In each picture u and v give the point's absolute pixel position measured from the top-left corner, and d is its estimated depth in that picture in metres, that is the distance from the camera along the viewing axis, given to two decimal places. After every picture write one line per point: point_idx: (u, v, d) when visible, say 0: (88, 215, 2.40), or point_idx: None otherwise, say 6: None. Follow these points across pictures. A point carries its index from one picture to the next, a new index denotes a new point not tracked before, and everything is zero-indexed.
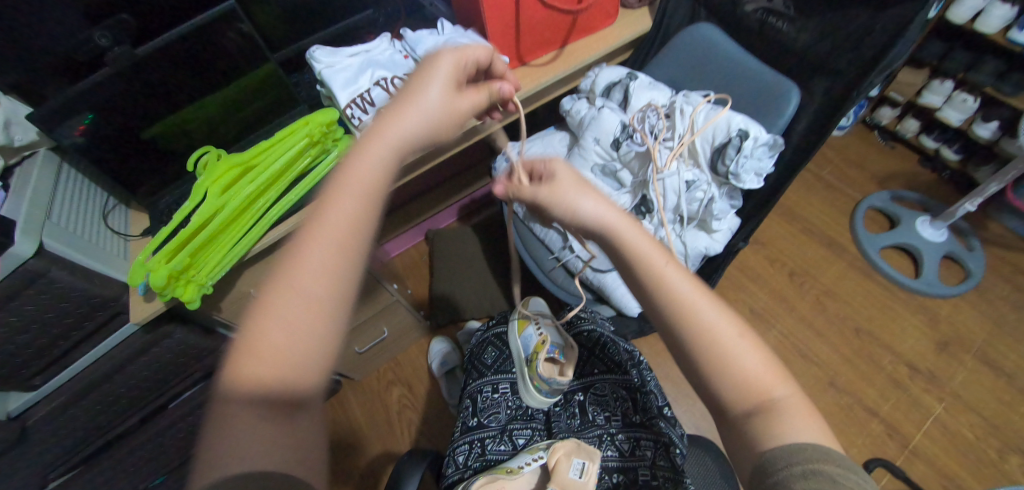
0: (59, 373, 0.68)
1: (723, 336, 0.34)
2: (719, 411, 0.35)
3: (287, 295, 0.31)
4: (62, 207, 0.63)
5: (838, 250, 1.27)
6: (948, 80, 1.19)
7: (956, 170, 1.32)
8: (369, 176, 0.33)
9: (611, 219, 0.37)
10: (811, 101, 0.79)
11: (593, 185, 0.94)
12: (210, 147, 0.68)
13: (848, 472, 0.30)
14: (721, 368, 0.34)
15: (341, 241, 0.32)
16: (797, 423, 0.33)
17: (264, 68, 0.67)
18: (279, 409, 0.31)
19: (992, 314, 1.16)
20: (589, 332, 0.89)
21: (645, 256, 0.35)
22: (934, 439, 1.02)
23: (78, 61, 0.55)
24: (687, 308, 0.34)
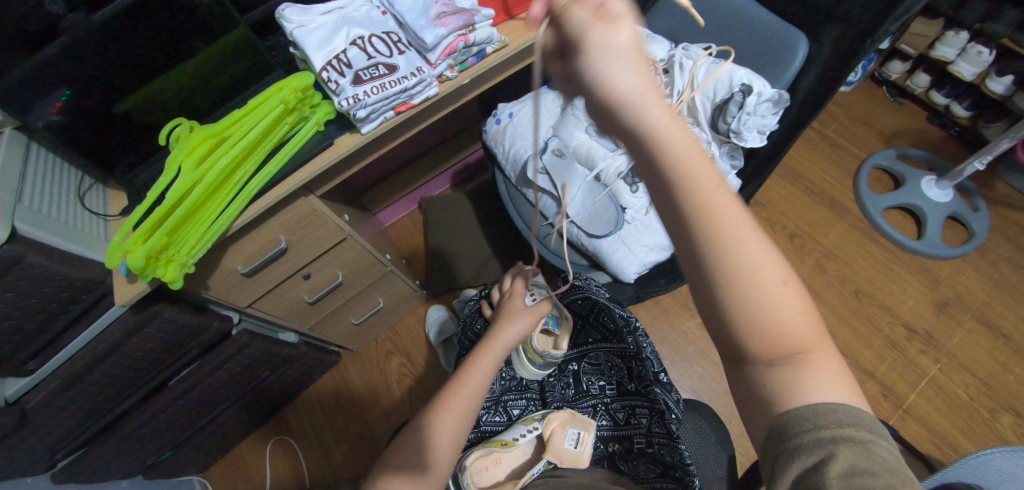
0: (56, 354, 0.66)
1: (766, 285, 0.30)
2: (737, 360, 0.32)
3: (458, 390, 0.61)
4: (34, 186, 0.59)
5: (841, 212, 1.23)
6: (962, 32, 1.11)
7: (965, 127, 1.26)
8: (492, 359, 0.64)
9: (656, 116, 0.30)
10: (820, 54, 0.73)
11: (588, 146, 0.89)
12: (183, 118, 0.62)
13: (877, 436, 0.28)
14: (756, 320, 0.30)
15: (485, 363, 0.64)
16: (825, 380, 0.30)
17: (238, 32, 0.61)
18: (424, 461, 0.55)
19: (994, 275, 1.13)
20: (583, 299, 0.85)
21: (689, 173, 0.30)
22: (929, 400, 1.02)
23: (30, 32, 0.48)
24: (731, 243, 0.30)
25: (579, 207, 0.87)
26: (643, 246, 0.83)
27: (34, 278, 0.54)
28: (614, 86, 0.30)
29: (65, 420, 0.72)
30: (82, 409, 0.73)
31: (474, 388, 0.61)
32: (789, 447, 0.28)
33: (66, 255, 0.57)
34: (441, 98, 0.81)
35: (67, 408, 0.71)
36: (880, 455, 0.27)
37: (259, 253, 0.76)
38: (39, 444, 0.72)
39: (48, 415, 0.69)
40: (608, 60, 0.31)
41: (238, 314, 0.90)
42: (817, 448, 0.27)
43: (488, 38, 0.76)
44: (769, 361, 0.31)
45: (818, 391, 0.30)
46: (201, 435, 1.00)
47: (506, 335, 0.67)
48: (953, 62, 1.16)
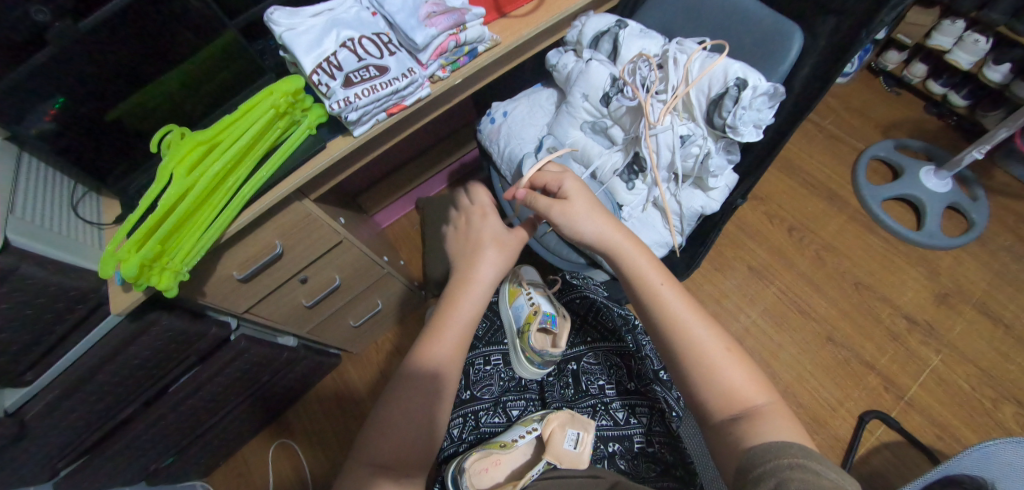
0: (52, 366, 0.65)
1: (710, 353, 0.44)
2: (707, 415, 0.43)
3: (446, 336, 0.53)
4: (26, 197, 0.58)
5: (840, 204, 1.22)
6: (958, 20, 1.10)
7: (963, 116, 1.25)
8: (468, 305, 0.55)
9: (616, 245, 0.50)
10: (815, 46, 0.72)
11: (583, 143, 0.89)
12: (173, 124, 0.61)
13: (829, 465, 0.32)
14: (709, 380, 0.43)
15: (457, 308, 0.54)
16: (775, 423, 0.40)
17: (227, 37, 0.61)
18: (420, 422, 0.49)
19: (995, 264, 1.12)
20: (581, 299, 0.86)
21: (643, 277, 0.49)
22: (932, 392, 1.01)
23: (16, 42, 0.47)
24: (678, 324, 0.46)
25: None
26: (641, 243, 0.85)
27: (28, 289, 0.54)
28: (581, 234, 0.51)
29: (63, 430, 0.72)
30: (81, 419, 0.73)
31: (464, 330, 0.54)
32: (752, 477, 0.34)
33: (61, 265, 0.56)
34: (434, 98, 0.80)
35: (65, 418, 0.70)
36: (830, 476, 0.31)
37: (254, 258, 0.75)
38: (39, 454, 0.72)
39: (47, 425, 0.68)
40: (574, 218, 0.51)
41: (235, 319, 0.89)
42: (774, 475, 0.32)
43: (480, 37, 0.75)
44: (727, 415, 0.41)
45: (770, 430, 0.39)
46: (203, 441, 1.00)
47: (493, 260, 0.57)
48: (950, 51, 1.15)
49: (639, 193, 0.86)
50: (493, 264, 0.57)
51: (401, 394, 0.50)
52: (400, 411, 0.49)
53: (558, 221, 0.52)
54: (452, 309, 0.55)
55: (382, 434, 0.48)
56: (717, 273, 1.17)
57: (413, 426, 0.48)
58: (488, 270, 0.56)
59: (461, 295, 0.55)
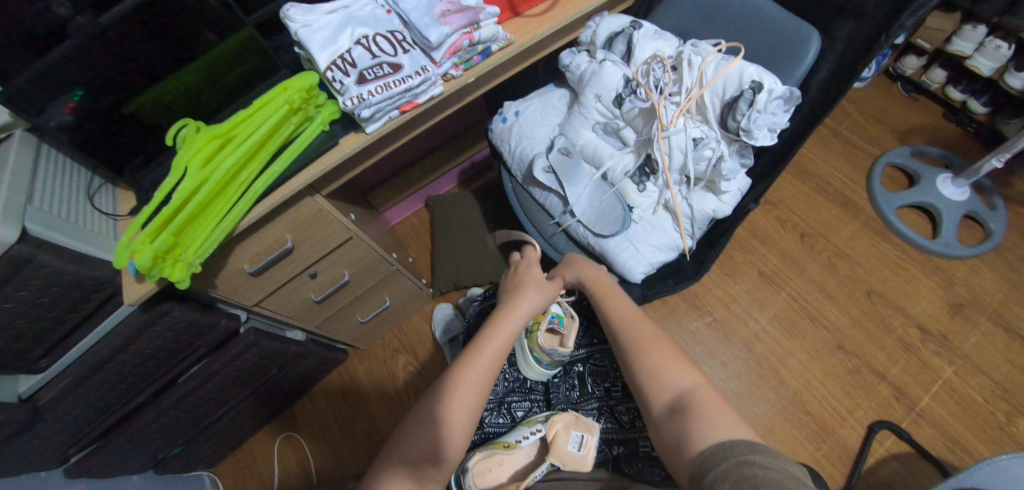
0: (67, 352, 0.66)
1: (659, 359, 0.52)
2: (660, 421, 0.48)
3: (482, 353, 0.55)
4: (45, 186, 0.59)
5: (853, 210, 1.20)
6: (980, 25, 1.08)
7: (982, 123, 1.23)
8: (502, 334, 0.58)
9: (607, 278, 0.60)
10: (833, 50, 0.71)
11: (595, 144, 0.88)
12: (190, 119, 0.62)
13: (769, 454, 0.37)
14: (657, 380, 0.50)
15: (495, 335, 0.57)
16: (717, 410, 0.45)
17: (244, 32, 0.61)
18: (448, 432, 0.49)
19: (1012, 275, 1.10)
20: (588, 299, 0.86)
21: (611, 309, 0.61)
22: (943, 403, 0.99)
23: (39, 34, 0.47)
24: (636, 338, 0.55)
25: (586, 206, 0.86)
26: (651, 247, 0.84)
27: (46, 278, 0.55)
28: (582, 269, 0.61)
29: (75, 417, 0.73)
30: (93, 406, 0.74)
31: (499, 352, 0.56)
32: (706, 479, 0.38)
33: (76, 255, 0.57)
34: (446, 97, 0.80)
35: (77, 405, 0.71)
36: (771, 464, 0.36)
37: (265, 252, 0.76)
38: (49, 441, 0.73)
39: (60, 412, 0.70)
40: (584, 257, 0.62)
41: (244, 312, 0.90)
42: (729, 475, 0.37)
43: (493, 36, 0.75)
44: (671, 413, 0.47)
45: (708, 419, 0.44)
46: (210, 432, 1.01)
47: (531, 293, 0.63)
48: (970, 57, 1.13)
49: (651, 195, 0.85)
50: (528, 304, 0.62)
51: (432, 404, 0.51)
52: (431, 420, 0.50)
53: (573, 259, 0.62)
54: (491, 331, 0.58)
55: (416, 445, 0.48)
56: (726, 277, 1.15)
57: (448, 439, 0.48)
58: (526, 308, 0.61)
59: (500, 323, 0.59)
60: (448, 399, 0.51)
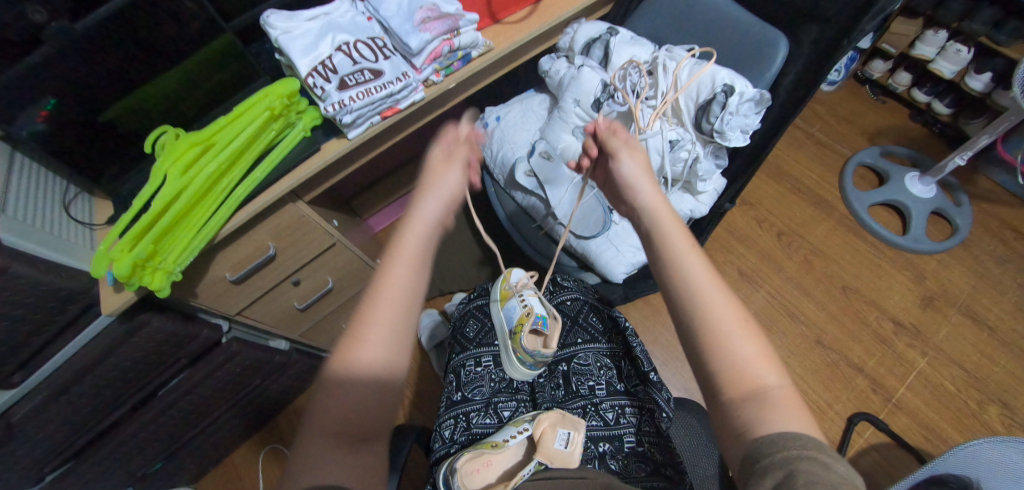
0: (41, 367, 0.64)
1: (734, 328, 0.36)
2: (711, 395, 0.36)
3: (388, 300, 0.40)
4: (17, 197, 0.58)
5: (828, 209, 1.25)
6: (942, 31, 1.13)
7: (947, 124, 1.28)
8: (417, 248, 0.44)
9: (655, 204, 0.45)
10: (800, 53, 0.73)
11: (575, 148, 0.90)
12: (169, 125, 0.63)
13: (836, 458, 0.29)
14: (721, 354, 0.36)
15: (409, 253, 0.43)
16: (788, 410, 0.33)
17: (224, 39, 0.62)
18: (373, 411, 0.38)
19: (978, 267, 1.15)
20: (571, 300, 0.87)
21: (669, 237, 0.42)
22: (919, 394, 1.03)
23: (16, 42, 0.47)
24: (700, 289, 0.38)
25: (567, 210, 0.87)
26: (631, 247, 0.86)
27: (19, 289, 0.53)
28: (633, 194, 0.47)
29: (51, 433, 0.71)
30: (67, 423, 0.72)
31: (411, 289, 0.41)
32: (757, 470, 0.30)
33: (51, 264, 0.56)
34: (427, 102, 0.81)
35: (51, 423, 0.70)
36: (837, 471, 0.28)
37: (246, 260, 0.76)
38: (27, 457, 0.72)
39: (30, 430, 0.67)
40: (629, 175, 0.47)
41: (226, 322, 0.89)
42: (781, 466, 0.29)
43: (473, 42, 0.77)
44: (737, 396, 0.34)
45: (778, 420, 0.32)
46: (192, 446, 0.99)
47: (439, 190, 0.47)
48: (934, 61, 1.19)
49: None
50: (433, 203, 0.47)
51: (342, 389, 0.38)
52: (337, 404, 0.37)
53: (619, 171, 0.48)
54: (398, 261, 0.42)
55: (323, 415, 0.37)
56: None
57: (369, 392, 0.38)
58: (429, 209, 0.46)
59: (408, 233, 0.44)
60: (349, 379, 0.38)
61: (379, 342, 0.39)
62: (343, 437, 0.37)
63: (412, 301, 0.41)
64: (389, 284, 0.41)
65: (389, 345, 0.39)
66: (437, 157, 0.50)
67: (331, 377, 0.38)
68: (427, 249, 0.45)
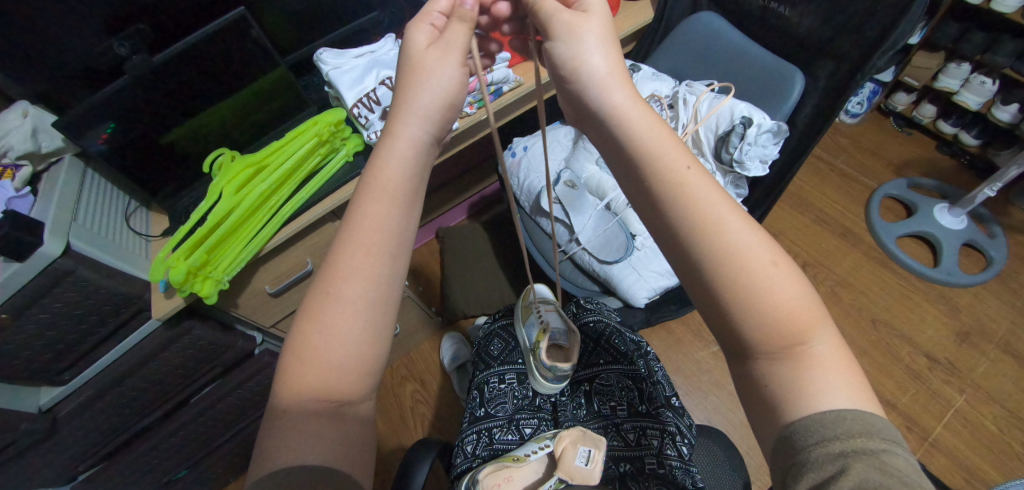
0: (89, 366, 0.70)
1: (748, 258, 0.31)
2: (740, 356, 0.32)
3: (351, 258, 0.35)
4: (88, 208, 0.65)
5: (853, 240, 1.25)
6: (964, 63, 1.16)
7: (976, 154, 1.30)
8: (394, 189, 0.38)
9: (615, 99, 0.37)
10: (816, 87, 0.77)
11: (598, 178, 0.97)
12: (225, 148, 0.71)
13: (890, 446, 0.27)
14: (751, 307, 0.31)
15: (386, 195, 0.37)
16: (830, 378, 0.30)
17: (278, 70, 0.71)
18: (346, 380, 0.35)
19: (1016, 303, 1.13)
20: (594, 322, 0.88)
21: (657, 152, 0.35)
22: (957, 433, 1.00)
23: (101, 70, 0.58)
24: (712, 226, 0.32)
25: (590, 234, 0.93)
26: (653, 272, 0.90)
27: (82, 291, 0.60)
28: (585, 68, 0.38)
29: (94, 429, 0.77)
30: (108, 420, 0.77)
31: (381, 243, 0.36)
32: (797, 462, 0.28)
33: (113, 271, 0.63)
34: (461, 132, 0.88)
35: (95, 418, 0.75)
36: (894, 468, 0.26)
37: (286, 274, 0.82)
38: (68, 450, 0.77)
39: (77, 424, 0.73)
40: (580, 42, 0.38)
41: (260, 334, 0.94)
42: (830, 462, 0.27)
43: (505, 77, 0.84)
44: (767, 358, 0.31)
45: (824, 395, 0.29)
46: (217, 455, 1.02)
47: (413, 112, 0.40)
48: (958, 92, 1.21)
49: None
50: (414, 125, 0.40)
51: (306, 353, 0.35)
52: (311, 374, 0.34)
53: (558, 35, 0.39)
54: (365, 208, 0.37)
55: (301, 379, 0.34)
56: None
57: (344, 353, 0.34)
58: (410, 135, 0.40)
59: (387, 173, 0.38)
60: (312, 344, 0.34)
61: (358, 300, 0.35)
62: (325, 405, 0.34)
63: (391, 246, 0.36)
64: (356, 239, 0.36)
65: (355, 309, 0.35)
66: (418, 59, 0.40)
67: (304, 337, 0.35)
68: (413, 191, 0.39)
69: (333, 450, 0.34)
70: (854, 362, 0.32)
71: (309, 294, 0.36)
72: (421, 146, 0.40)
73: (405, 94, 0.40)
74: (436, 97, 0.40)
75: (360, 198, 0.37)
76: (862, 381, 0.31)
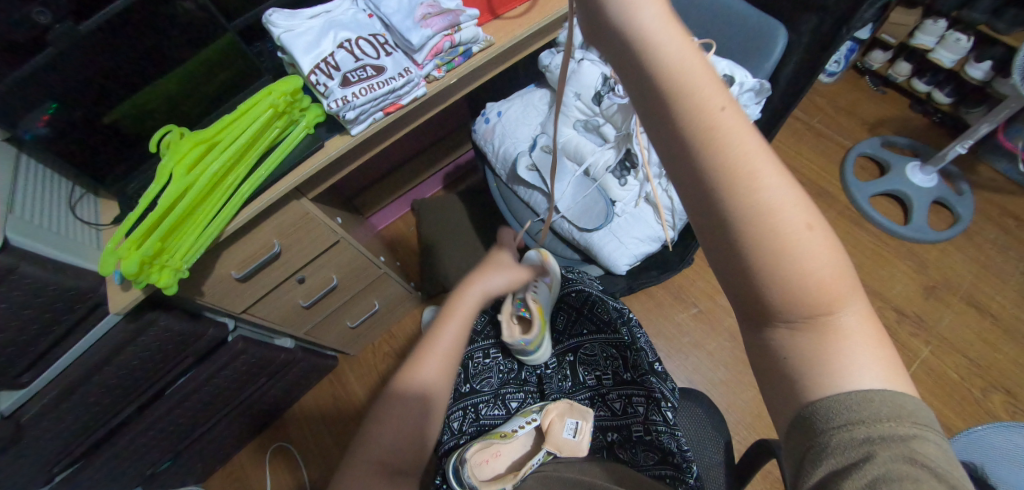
0: (53, 363, 0.64)
1: (784, 221, 0.26)
2: (760, 321, 0.29)
3: (434, 356, 0.59)
4: (23, 197, 0.58)
5: (829, 200, 1.25)
6: (940, 20, 1.14)
7: (947, 113, 1.29)
8: (468, 313, 0.63)
9: (643, 19, 0.27)
10: (799, 43, 0.72)
11: (576, 141, 0.93)
12: (173, 124, 0.63)
13: (923, 430, 0.25)
14: (778, 276, 0.27)
15: (465, 313, 0.63)
16: (857, 352, 0.27)
17: (228, 39, 0.63)
18: (406, 439, 0.53)
19: (980, 256, 1.15)
20: (577, 293, 0.85)
21: (692, 86, 0.28)
22: (922, 383, 1.03)
23: (18, 44, 0.48)
24: (743, 178, 0.27)
25: (569, 202, 0.89)
26: (635, 239, 0.87)
27: (25, 289, 0.54)
28: None
29: (59, 433, 0.71)
30: (75, 423, 0.72)
31: (451, 354, 0.59)
32: (816, 443, 0.27)
33: (61, 265, 0.56)
34: (429, 99, 0.81)
35: (60, 421, 0.70)
36: (926, 455, 0.24)
37: (252, 257, 0.75)
38: (33, 459, 0.71)
39: (39, 430, 0.68)
40: None
41: (232, 320, 0.88)
42: (853, 448, 0.25)
43: (474, 38, 0.76)
44: (791, 325, 0.28)
45: (851, 375, 0.27)
46: (197, 447, 0.98)
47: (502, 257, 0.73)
48: (933, 50, 1.19)
49: (631, 189, 0.91)
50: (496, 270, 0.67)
51: (393, 404, 0.54)
52: (390, 421, 0.53)
53: None
54: (452, 314, 0.63)
55: (386, 423, 0.53)
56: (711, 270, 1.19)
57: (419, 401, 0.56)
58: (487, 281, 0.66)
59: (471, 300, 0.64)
60: (401, 395, 0.55)
61: (437, 374, 0.58)
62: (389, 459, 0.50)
63: (456, 351, 0.60)
64: (439, 338, 0.60)
65: (429, 388, 0.56)
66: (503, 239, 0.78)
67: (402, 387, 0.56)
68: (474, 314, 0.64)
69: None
70: (882, 330, 0.29)
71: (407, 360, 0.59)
72: (487, 293, 0.66)
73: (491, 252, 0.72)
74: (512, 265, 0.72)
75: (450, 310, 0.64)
76: (891, 354, 0.28)
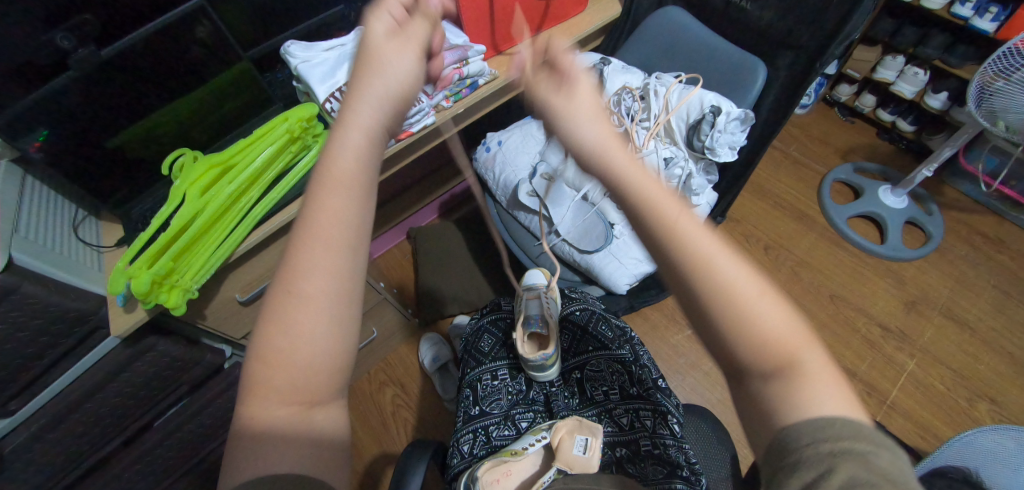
0: (35, 396, 0.60)
1: (725, 269, 0.29)
2: (732, 373, 0.30)
3: (308, 281, 0.33)
4: (30, 216, 0.59)
5: (809, 223, 1.32)
6: (899, 56, 1.26)
7: (912, 140, 1.40)
8: (350, 175, 0.35)
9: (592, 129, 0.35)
10: (777, 76, 0.80)
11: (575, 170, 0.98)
12: (185, 148, 0.66)
13: (879, 448, 0.25)
14: (729, 314, 0.29)
15: (343, 182, 0.35)
16: (818, 388, 0.28)
17: (241, 67, 0.66)
18: (308, 394, 0.33)
19: (954, 271, 1.23)
20: (581, 310, 0.89)
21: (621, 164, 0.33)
22: (911, 395, 1.08)
23: (40, 65, 0.51)
24: (676, 231, 0.30)
25: (569, 226, 0.94)
26: (633, 259, 0.92)
27: (26, 309, 0.53)
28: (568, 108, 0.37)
29: None
30: None
31: (331, 268, 0.33)
32: (787, 465, 0.26)
33: (60, 285, 0.56)
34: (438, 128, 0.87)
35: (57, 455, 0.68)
36: (882, 466, 0.24)
37: (256, 281, 0.77)
38: None
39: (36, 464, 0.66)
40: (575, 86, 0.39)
41: (230, 347, 0.85)
42: (817, 463, 0.25)
43: (480, 70, 0.83)
44: (759, 371, 0.29)
45: (812, 404, 0.27)
46: None
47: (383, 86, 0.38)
48: (895, 83, 1.30)
49: None
50: (377, 83, 0.38)
51: (268, 371, 0.33)
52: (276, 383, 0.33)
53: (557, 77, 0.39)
54: (316, 196, 0.34)
55: (268, 392, 0.33)
56: None
57: (310, 361, 0.33)
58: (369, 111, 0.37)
59: (342, 161, 0.35)
60: (268, 356, 0.33)
61: (321, 298, 0.33)
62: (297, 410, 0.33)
63: (352, 242, 0.34)
64: (304, 251, 0.33)
65: (313, 335, 0.33)
66: (377, 54, 0.39)
67: (269, 342, 0.33)
68: (369, 177, 0.36)
69: (313, 458, 0.34)
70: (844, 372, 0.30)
71: (268, 294, 0.34)
72: (374, 135, 0.38)
73: (369, 69, 0.39)
74: (397, 80, 0.39)
75: (316, 190, 0.35)
76: (851, 392, 0.29)
